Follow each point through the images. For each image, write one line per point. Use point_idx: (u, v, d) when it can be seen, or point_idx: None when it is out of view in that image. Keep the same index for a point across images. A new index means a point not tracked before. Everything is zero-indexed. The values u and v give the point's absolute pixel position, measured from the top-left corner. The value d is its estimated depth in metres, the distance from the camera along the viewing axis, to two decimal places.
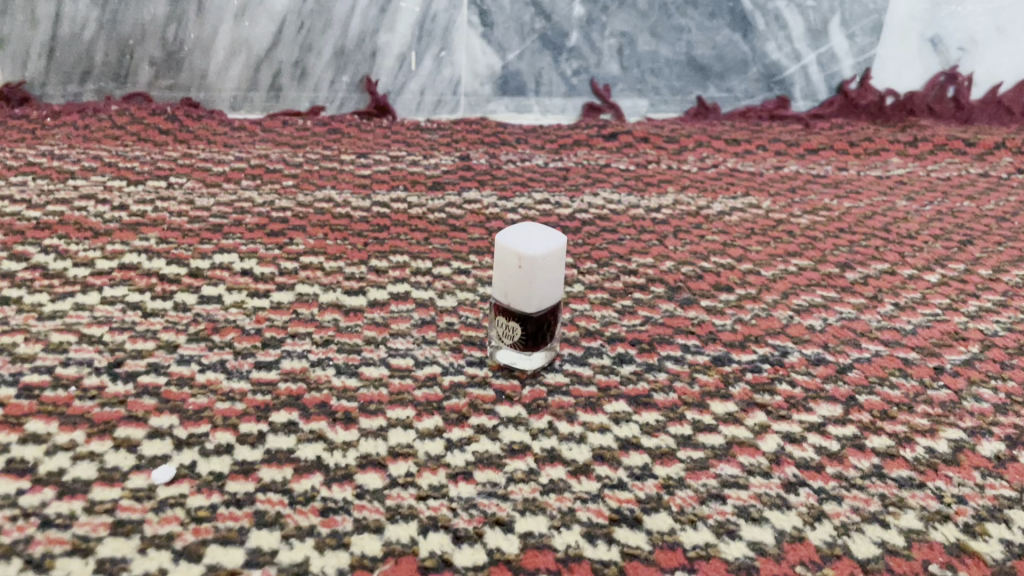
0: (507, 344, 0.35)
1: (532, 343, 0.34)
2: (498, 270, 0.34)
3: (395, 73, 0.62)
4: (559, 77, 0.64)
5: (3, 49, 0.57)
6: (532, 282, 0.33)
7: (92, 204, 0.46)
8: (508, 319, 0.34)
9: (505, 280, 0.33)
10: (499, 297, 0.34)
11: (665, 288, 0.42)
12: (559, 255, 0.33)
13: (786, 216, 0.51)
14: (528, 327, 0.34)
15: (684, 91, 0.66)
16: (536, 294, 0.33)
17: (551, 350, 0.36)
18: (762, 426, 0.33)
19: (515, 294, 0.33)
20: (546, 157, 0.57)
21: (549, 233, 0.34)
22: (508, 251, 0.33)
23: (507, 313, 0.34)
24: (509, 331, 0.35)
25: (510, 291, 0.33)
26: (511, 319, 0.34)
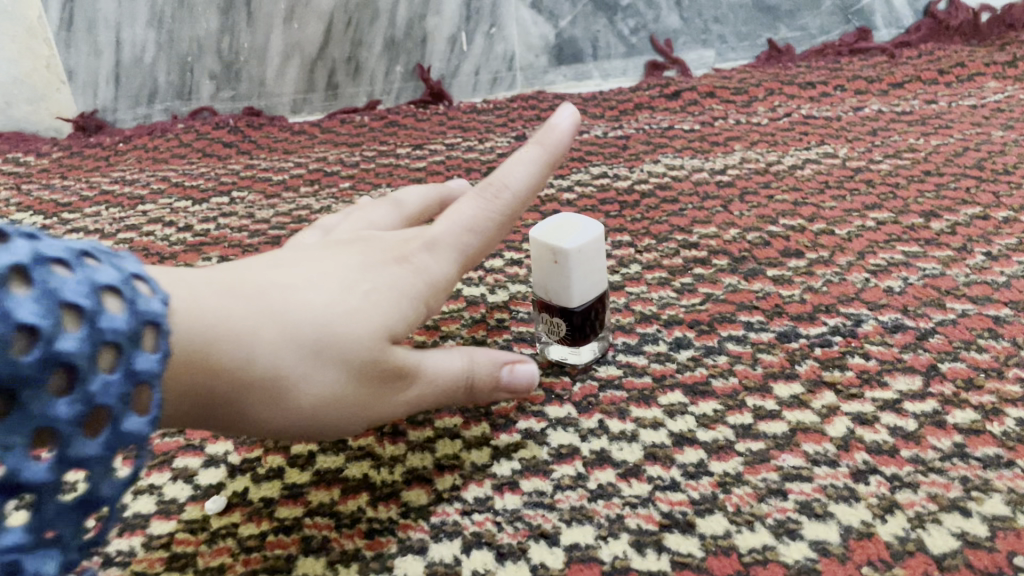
0: (555, 340, 0.34)
1: (582, 337, 0.33)
2: (535, 266, 0.32)
3: (448, 57, 0.61)
4: (616, 38, 0.61)
5: (74, 81, 0.60)
6: (570, 278, 0.31)
7: (159, 228, 0.48)
8: (551, 315, 0.33)
9: (542, 276, 0.32)
10: (541, 293, 0.33)
11: (728, 260, 0.40)
12: (597, 245, 0.32)
13: (865, 163, 0.47)
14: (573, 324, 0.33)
15: (752, 35, 0.62)
16: (574, 288, 0.32)
17: (603, 341, 0.34)
18: (830, 407, 0.31)
19: (553, 289, 0.32)
20: (606, 127, 0.55)
21: (585, 222, 0.32)
22: (541, 247, 0.32)
23: (551, 308, 0.33)
24: (554, 327, 0.33)
25: (549, 286, 0.32)
26: (555, 315, 0.33)
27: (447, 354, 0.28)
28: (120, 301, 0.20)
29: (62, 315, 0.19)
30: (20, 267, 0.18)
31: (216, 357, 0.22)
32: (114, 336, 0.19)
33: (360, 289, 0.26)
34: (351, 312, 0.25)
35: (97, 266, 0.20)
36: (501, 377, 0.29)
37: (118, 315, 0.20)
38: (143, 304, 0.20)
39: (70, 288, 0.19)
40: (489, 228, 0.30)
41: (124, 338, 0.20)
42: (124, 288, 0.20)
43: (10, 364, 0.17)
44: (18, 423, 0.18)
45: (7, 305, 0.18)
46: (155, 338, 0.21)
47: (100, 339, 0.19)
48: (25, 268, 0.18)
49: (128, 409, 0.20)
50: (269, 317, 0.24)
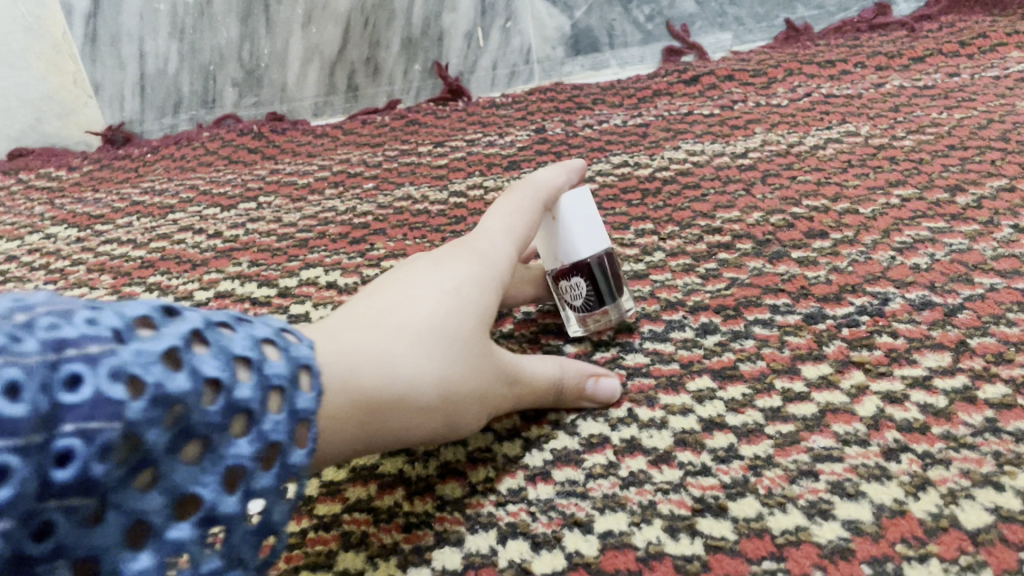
0: (580, 305, 0.34)
1: (605, 290, 0.34)
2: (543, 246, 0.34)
3: (465, 53, 0.62)
4: (632, 26, 0.61)
5: (101, 95, 0.61)
6: (572, 228, 0.33)
7: (190, 236, 0.49)
8: (568, 278, 0.34)
9: (549, 243, 0.34)
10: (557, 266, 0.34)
11: (753, 244, 0.40)
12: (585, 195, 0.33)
13: (888, 140, 0.47)
14: (591, 276, 0.33)
15: (770, 16, 0.61)
16: (577, 234, 0.33)
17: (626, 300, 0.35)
18: (859, 387, 0.31)
19: (562, 247, 0.33)
20: (625, 115, 0.55)
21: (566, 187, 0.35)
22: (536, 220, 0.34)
23: (567, 271, 0.33)
24: (578, 292, 0.34)
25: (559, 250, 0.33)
26: (572, 277, 0.34)
27: (541, 362, 0.30)
28: (279, 350, 0.21)
29: (239, 364, 0.20)
30: (198, 330, 0.19)
31: (364, 380, 0.24)
32: (282, 379, 0.21)
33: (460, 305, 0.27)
34: (455, 312, 0.27)
35: (253, 325, 0.21)
36: (588, 387, 0.31)
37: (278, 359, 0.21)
38: (297, 352, 0.22)
39: (238, 343, 0.20)
40: (530, 209, 0.32)
41: (287, 381, 0.21)
42: (279, 340, 0.21)
43: (201, 414, 0.18)
44: (212, 466, 0.19)
45: (195, 361, 0.19)
46: (313, 382, 0.21)
47: (270, 384, 0.20)
48: (201, 330, 0.20)
49: (294, 444, 0.20)
50: (401, 352, 0.25)
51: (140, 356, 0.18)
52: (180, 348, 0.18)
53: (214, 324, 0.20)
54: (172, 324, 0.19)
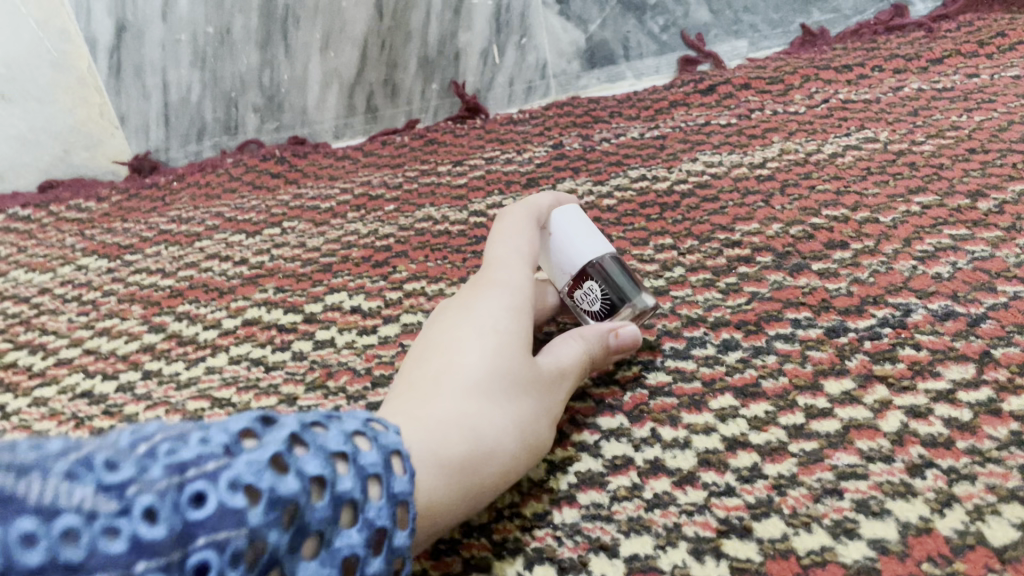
0: (599, 307, 0.35)
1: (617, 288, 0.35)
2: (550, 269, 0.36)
3: (481, 71, 0.62)
4: (647, 37, 0.62)
5: (127, 125, 0.62)
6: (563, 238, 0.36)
7: (217, 263, 0.50)
8: (581, 284, 0.35)
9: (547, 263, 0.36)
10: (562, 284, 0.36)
11: (773, 256, 0.40)
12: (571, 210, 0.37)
13: (907, 145, 0.46)
14: (601, 274, 0.35)
15: (784, 21, 0.61)
16: (570, 236, 0.36)
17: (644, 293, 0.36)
18: (883, 402, 0.31)
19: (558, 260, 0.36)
20: (642, 128, 0.55)
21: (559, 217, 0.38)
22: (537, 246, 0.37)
23: (579, 278, 0.35)
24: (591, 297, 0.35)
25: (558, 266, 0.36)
26: (584, 283, 0.35)
27: (566, 345, 0.32)
28: (368, 441, 0.23)
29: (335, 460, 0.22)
30: (297, 434, 0.22)
31: (451, 441, 0.26)
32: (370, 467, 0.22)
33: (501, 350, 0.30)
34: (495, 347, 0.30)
35: (341, 421, 0.24)
36: (610, 341, 0.33)
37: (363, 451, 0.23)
38: (383, 440, 0.24)
39: (333, 441, 0.22)
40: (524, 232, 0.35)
41: (380, 470, 0.23)
42: (366, 433, 0.24)
43: (314, 510, 0.20)
44: (328, 558, 0.21)
45: (300, 463, 0.21)
46: (404, 464, 0.24)
47: (365, 474, 0.22)
48: (299, 433, 0.22)
49: (395, 527, 0.22)
50: (472, 411, 0.27)
51: (252, 466, 0.20)
52: (284, 454, 0.21)
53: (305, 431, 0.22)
54: (272, 434, 0.21)
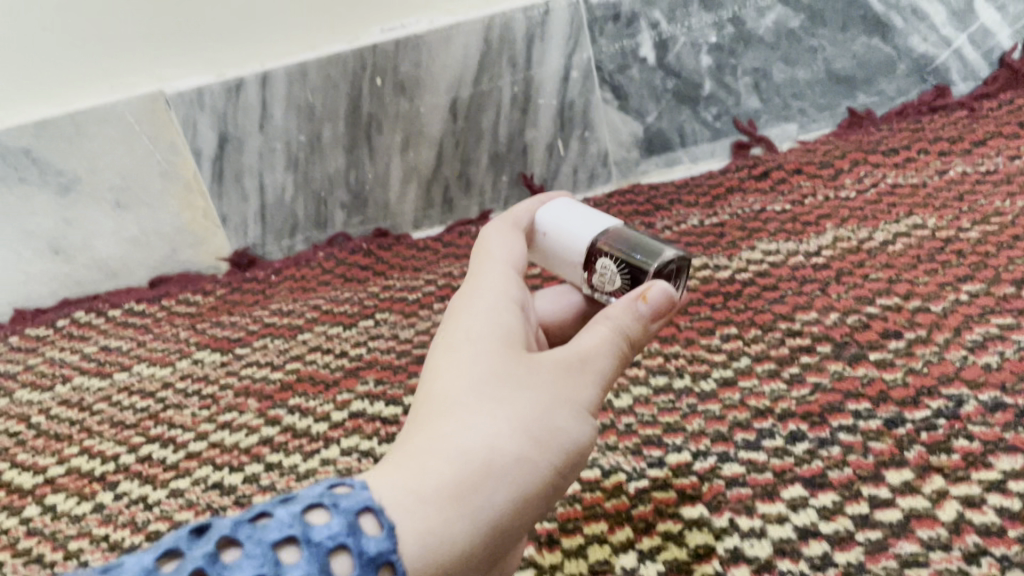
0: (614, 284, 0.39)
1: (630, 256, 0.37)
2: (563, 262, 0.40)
3: (547, 163, 0.68)
4: (701, 126, 0.66)
5: (228, 225, 0.69)
6: (562, 228, 0.40)
7: (320, 356, 0.55)
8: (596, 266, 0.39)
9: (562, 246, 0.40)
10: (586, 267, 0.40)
11: (832, 346, 0.44)
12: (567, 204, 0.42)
13: (954, 232, 0.50)
14: (607, 249, 0.38)
15: (831, 105, 0.65)
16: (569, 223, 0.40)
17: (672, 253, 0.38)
18: (940, 492, 0.34)
19: (564, 252, 0.40)
20: (701, 215, 0.60)
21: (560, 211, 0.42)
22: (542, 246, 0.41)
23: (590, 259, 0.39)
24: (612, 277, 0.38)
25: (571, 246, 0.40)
26: (598, 262, 0.39)
27: (593, 332, 0.34)
28: (322, 515, 0.25)
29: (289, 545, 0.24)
30: (230, 538, 0.24)
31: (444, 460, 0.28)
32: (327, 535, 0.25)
33: (483, 373, 0.31)
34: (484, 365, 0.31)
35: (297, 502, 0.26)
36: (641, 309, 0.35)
37: (320, 523, 0.25)
38: (345, 505, 0.26)
39: (273, 531, 0.25)
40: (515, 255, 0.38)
41: (338, 535, 0.25)
42: (323, 505, 0.26)
43: None
44: None
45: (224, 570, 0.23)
46: (377, 520, 0.26)
47: (322, 547, 0.24)
48: (232, 537, 0.25)
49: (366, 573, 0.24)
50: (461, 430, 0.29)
51: None
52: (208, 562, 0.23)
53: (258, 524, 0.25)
54: (199, 547, 0.24)
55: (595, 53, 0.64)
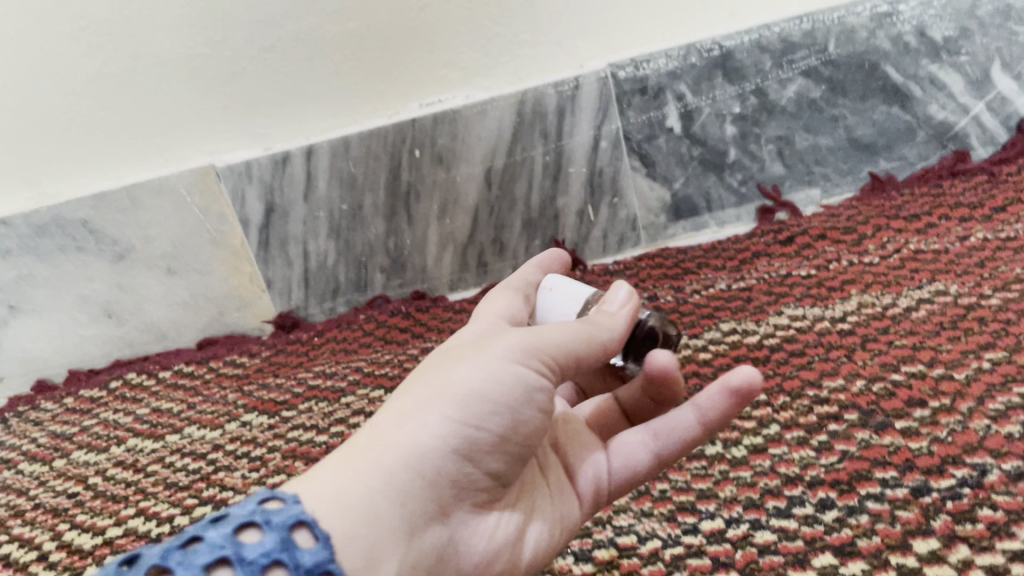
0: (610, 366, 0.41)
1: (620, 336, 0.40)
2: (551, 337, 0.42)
3: (578, 227, 0.70)
4: (727, 190, 0.68)
5: (273, 288, 0.72)
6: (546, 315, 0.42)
7: (363, 419, 0.57)
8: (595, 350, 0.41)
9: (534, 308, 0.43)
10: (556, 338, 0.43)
11: (859, 414, 0.45)
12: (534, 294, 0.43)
13: (976, 299, 0.51)
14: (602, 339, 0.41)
15: (854, 170, 0.67)
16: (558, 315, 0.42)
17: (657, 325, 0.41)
18: (965, 561, 0.35)
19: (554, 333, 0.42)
20: (729, 279, 0.62)
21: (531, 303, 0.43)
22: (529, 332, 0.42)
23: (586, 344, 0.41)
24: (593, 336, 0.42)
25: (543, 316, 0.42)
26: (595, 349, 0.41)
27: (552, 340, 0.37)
28: (252, 534, 0.28)
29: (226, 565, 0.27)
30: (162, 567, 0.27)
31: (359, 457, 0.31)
32: (262, 553, 0.28)
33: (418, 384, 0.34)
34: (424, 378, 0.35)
35: (223, 525, 0.29)
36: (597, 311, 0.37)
37: (253, 540, 0.28)
38: (272, 522, 0.29)
39: (205, 555, 0.27)
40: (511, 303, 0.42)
41: (270, 549, 0.28)
42: (253, 525, 0.29)
43: None
44: None
45: None
46: (309, 533, 0.29)
47: (255, 562, 0.27)
48: (164, 565, 0.27)
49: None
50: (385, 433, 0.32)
51: None
52: None
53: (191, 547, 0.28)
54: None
55: (623, 124, 0.66)
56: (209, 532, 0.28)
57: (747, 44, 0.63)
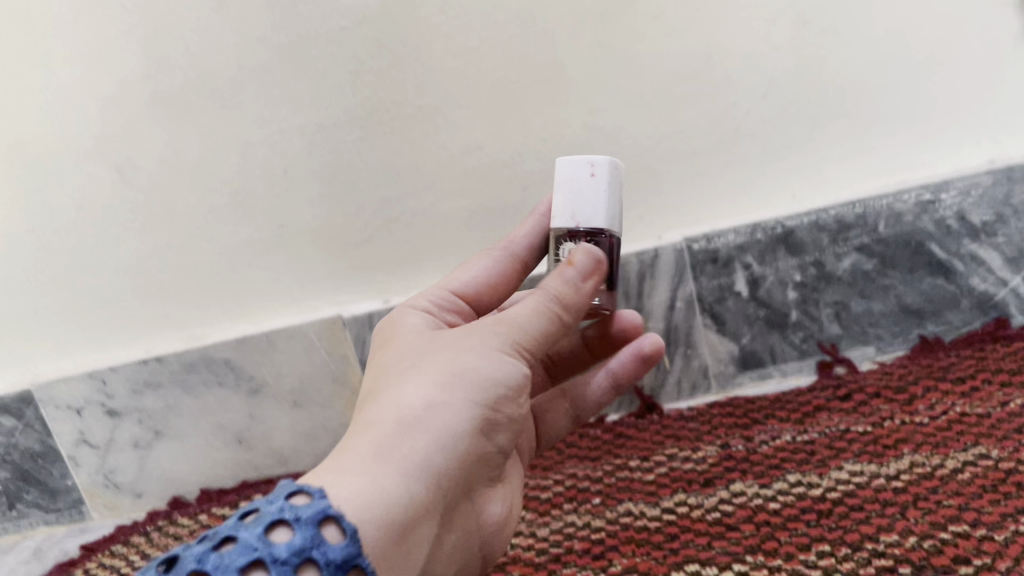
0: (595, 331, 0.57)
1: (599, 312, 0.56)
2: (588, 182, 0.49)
3: (655, 374, 0.78)
4: (789, 346, 0.76)
5: None
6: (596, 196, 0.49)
7: None
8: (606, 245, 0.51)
9: (614, 195, 0.49)
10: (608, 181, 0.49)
11: (912, 568, 0.52)
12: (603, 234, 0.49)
13: (1015, 463, 0.59)
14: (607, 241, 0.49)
15: (905, 331, 0.75)
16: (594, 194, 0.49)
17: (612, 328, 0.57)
18: None
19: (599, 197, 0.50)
20: (794, 431, 0.70)
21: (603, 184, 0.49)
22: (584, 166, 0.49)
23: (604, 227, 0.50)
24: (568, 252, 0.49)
25: (607, 178, 0.49)
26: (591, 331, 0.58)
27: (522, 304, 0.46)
28: (278, 534, 0.35)
29: (261, 564, 0.34)
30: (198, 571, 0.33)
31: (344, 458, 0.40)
32: (291, 552, 0.35)
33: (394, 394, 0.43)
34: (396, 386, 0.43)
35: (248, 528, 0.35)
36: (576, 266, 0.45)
37: (285, 540, 0.35)
38: (295, 517, 0.36)
39: (238, 555, 0.34)
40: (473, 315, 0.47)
41: (295, 546, 0.35)
42: (279, 525, 0.36)
43: None
44: None
45: None
46: (334, 529, 0.36)
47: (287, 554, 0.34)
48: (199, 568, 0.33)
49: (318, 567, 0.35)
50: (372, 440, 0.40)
51: None
52: None
53: (232, 545, 0.35)
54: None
55: (696, 287, 0.76)
56: (245, 530, 0.35)
57: (807, 224, 0.73)
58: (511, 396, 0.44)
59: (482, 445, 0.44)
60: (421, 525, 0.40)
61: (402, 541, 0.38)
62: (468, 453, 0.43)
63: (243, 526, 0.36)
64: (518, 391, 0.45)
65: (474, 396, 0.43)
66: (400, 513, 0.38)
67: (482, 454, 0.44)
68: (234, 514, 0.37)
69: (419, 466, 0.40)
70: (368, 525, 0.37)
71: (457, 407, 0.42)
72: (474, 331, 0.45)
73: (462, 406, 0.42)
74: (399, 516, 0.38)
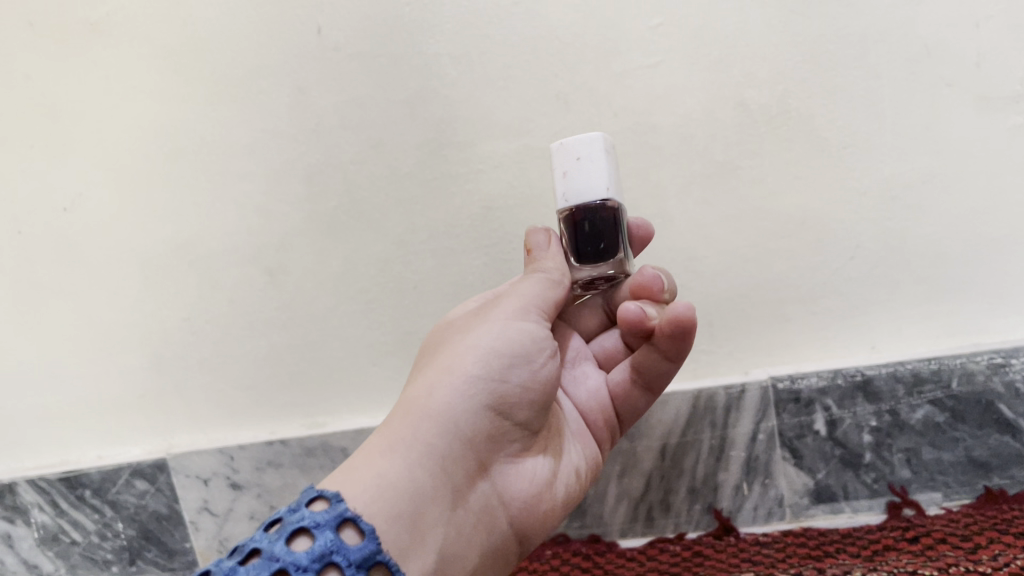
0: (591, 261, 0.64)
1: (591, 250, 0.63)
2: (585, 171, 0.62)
3: (733, 498, 0.85)
4: (862, 484, 0.83)
5: None
6: (586, 182, 0.61)
7: None
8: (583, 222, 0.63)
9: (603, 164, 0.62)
10: (559, 190, 0.63)
11: None
12: (578, 194, 0.62)
13: None
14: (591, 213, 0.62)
15: (971, 481, 0.81)
16: (587, 180, 0.61)
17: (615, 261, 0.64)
18: None
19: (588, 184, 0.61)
20: (863, 568, 0.75)
21: (599, 166, 0.61)
22: (578, 152, 0.62)
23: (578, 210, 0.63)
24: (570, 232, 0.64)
25: (592, 150, 0.62)
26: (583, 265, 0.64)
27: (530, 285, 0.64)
28: (301, 543, 0.47)
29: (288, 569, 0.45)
30: None
31: (363, 453, 0.56)
32: (313, 559, 0.46)
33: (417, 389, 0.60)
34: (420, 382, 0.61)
35: (275, 543, 0.47)
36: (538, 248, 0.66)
37: (305, 548, 0.47)
38: (314, 525, 0.48)
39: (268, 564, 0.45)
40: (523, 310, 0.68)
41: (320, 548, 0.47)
42: (302, 536, 0.48)
43: None
44: None
45: None
46: (354, 535, 0.49)
47: (314, 553, 0.46)
48: None
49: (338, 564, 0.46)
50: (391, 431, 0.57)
51: None
52: None
53: (258, 556, 0.46)
54: None
55: (778, 423, 0.82)
56: (268, 544, 0.47)
57: (885, 374, 0.80)
58: (512, 366, 0.60)
59: (488, 423, 0.58)
60: (432, 484, 0.55)
61: (411, 522, 0.52)
62: (475, 425, 0.58)
63: (267, 540, 0.47)
64: (522, 358, 0.60)
65: (469, 381, 0.58)
66: (407, 492, 0.53)
67: (495, 427, 0.59)
68: (260, 528, 0.49)
69: (421, 453, 0.55)
70: (376, 509, 0.51)
71: (453, 392, 0.58)
72: (479, 330, 0.62)
73: (459, 387, 0.58)
74: (410, 480, 0.54)
